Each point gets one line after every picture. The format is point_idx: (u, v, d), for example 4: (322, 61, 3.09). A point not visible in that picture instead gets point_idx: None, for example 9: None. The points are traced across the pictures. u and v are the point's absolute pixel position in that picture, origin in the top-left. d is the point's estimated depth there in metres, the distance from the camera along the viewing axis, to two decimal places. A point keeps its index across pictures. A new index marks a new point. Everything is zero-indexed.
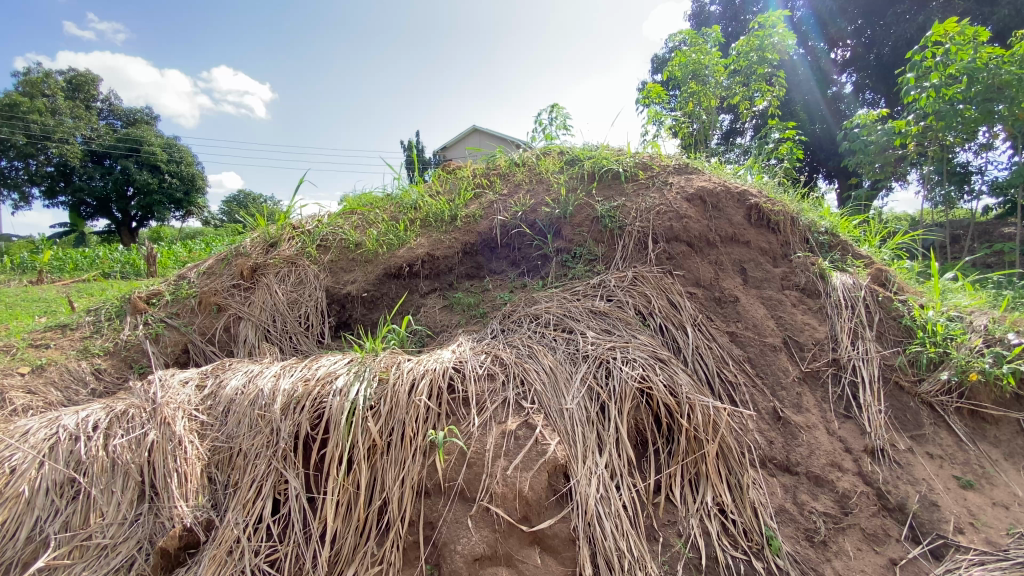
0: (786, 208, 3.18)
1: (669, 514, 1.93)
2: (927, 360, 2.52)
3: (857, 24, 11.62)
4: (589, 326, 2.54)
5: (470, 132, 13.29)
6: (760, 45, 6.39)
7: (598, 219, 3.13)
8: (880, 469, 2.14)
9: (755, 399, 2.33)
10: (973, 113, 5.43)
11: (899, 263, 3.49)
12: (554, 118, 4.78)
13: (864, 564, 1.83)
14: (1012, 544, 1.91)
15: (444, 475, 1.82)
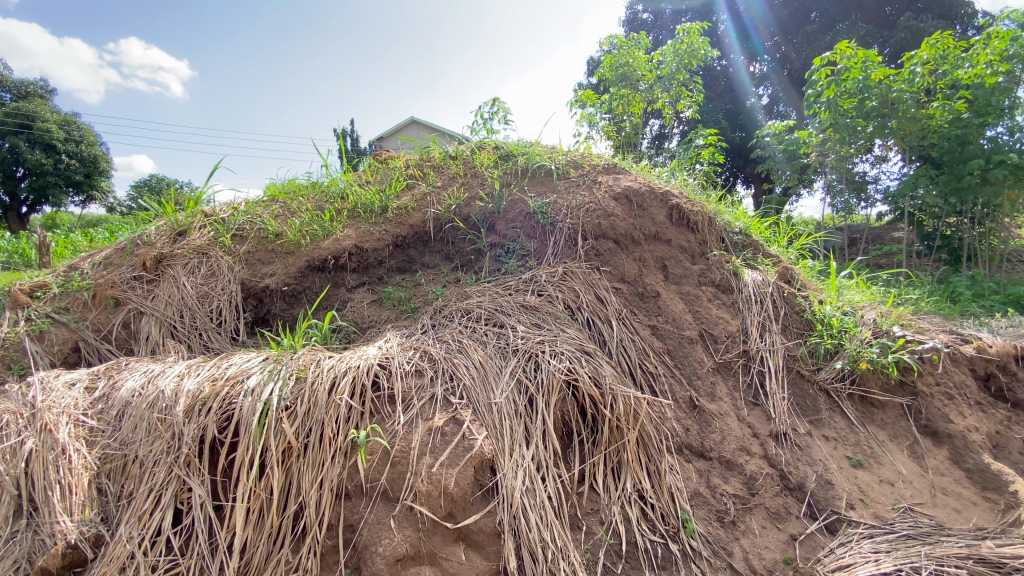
0: (705, 208, 3.35)
1: (593, 504, 1.98)
2: (825, 350, 2.75)
3: (773, 41, 12.49)
4: (519, 320, 2.55)
5: (408, 123, 12.94)
6: (684, 53, 6.70)
7: (531, 214, 3.14)
8: (783, 452, 2.31)
9: (674, 389, 2.44)
10: (868, 126, 6.00)
11: (803, 262, 3.79)
12: (495, 112, 4.76)
13: (769, 541, 1.97)
14: (895, 518, 2.13)
15: (366, 475, 1.75)
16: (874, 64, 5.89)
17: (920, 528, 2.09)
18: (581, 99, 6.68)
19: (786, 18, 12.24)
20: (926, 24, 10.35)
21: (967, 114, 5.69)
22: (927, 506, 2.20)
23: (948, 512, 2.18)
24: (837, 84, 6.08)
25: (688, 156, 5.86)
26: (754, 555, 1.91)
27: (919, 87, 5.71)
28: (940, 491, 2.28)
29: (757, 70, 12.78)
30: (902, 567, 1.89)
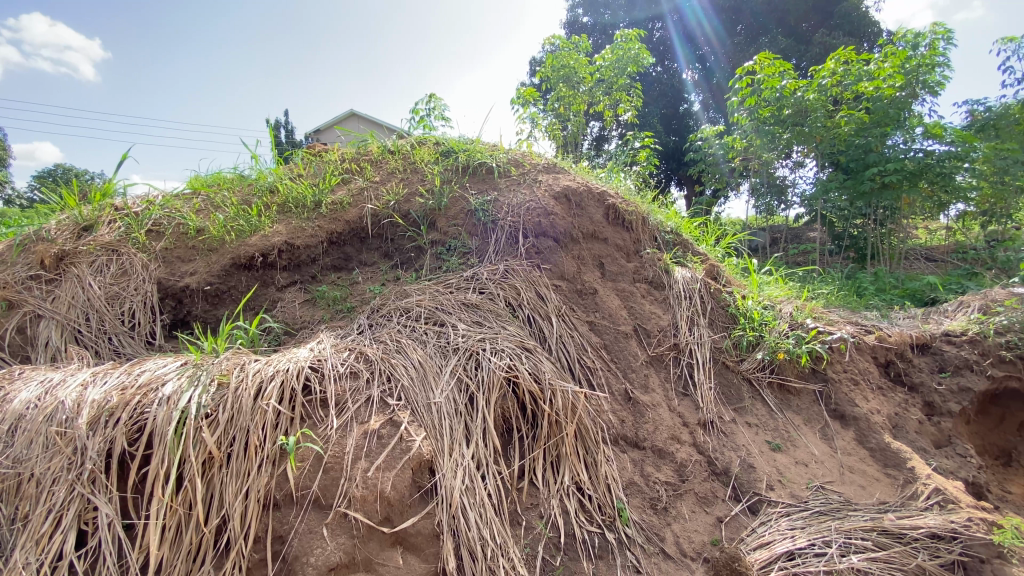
0: (639, 208, 3.47)
1: (533, 498, 2.01)
2: (747, 342, 2.92)
3: (703, 50, 13.11)
4: (460, 318, 2.53)
5: (346, 116, 12.45)
6: (622, 58, 6.87)
7: (472, 212, 3.13)
8: (710, 439, 2.44)
9: (610, 382, 2.51)
10: (784, 133, 6.57)
11: (728, 261, 4.02)
12: (432, 108, 4.69)
13: (697, 524, 2.09)
14: (809, 496, 2.31)
15: (296, 483, 1.67)
16: (788, 74, 6.44)
17: (831, 505, 2.28)
18: (523, 97, 6.71)
19: (716, 29, 12.88)
20: (836, 41, 11.27)
21: (869, 124, 6.25)
22: (837, 483, 2.40)
23: (854, 488, 2.39)
24: (758, 93, 6.65)
25: (626, 157, 6.05)
26: (684, 539, 2.02)
27: (826, 97, 6.28)
28: (848, 469, 2.49)
29: (689, 77, 13.35)
30: (814, 541, 2.07)
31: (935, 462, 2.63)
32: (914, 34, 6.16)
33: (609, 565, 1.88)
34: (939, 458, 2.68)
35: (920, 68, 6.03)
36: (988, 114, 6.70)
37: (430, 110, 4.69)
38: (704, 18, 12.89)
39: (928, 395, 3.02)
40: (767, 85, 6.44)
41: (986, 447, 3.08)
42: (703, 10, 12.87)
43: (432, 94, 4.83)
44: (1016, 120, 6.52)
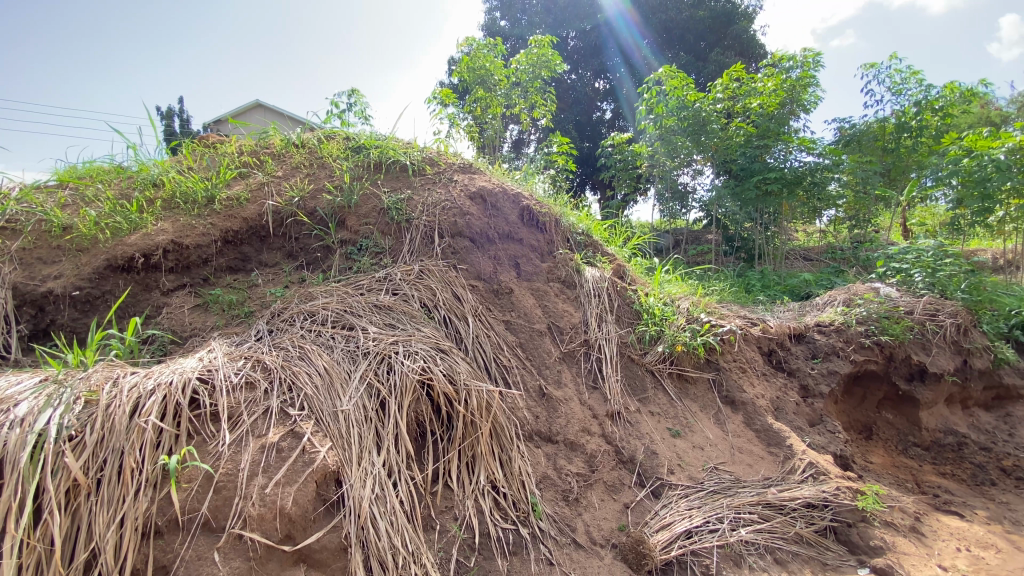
0: (552, 210, 3.52)
1: (447, 501, 1.98)
2: (649, 336, 3.07)
3: (613, 61, 13.51)
4: (371, 321, 2.43)
5: (251, 105, 11.57)
6: (536, 62, 6.98)
7: (385, 210, 3.03)
8: (618, 429, 2.56)
9: (524, 380, 2.55)
10: (686, 142, 7.11)
11: (635, 260, 4.26)
12: (352, 104, 4.52)
13: (606, 512, 2.19)
14: (705, 476, 2.50)
15: (182, 506, 1.53)
16: (688, 88, 7.01)
17: (723, 483, 2.49)
18: (440, 97, 6.61)
19: (628, 41, 13.37)
20: (729, 61, 12.37)
21: (755, 137, 6.91)
22: (729, 464, 2.62)
23: (743, 467, 2.63)
24: (662, 103, 7.05)
25: (542, 161, 6.16)
26: (594, 527, 2.11)
27: (719, 111, 6.99)
28: (738, 450, 2.73)
29: (601, 86, 13.82)
30: (709, 518, 2.25)
31: (809, 439, 2.95)
32: (788, 55, 6.84)
33: (523, 560, 1.92)
34: (813, 435, 3.02)
35: (796, 88, 6.76)
36: (853, 131, 7.70)
37: (350, 106, 4.52)
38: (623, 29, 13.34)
39: (804, 379, 3.38)
40: (671, 96, 6.92)
41: (850, 423, 3.55)
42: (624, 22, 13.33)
43: (353, 89, 4.67)
44: (875, 137, 7.57)
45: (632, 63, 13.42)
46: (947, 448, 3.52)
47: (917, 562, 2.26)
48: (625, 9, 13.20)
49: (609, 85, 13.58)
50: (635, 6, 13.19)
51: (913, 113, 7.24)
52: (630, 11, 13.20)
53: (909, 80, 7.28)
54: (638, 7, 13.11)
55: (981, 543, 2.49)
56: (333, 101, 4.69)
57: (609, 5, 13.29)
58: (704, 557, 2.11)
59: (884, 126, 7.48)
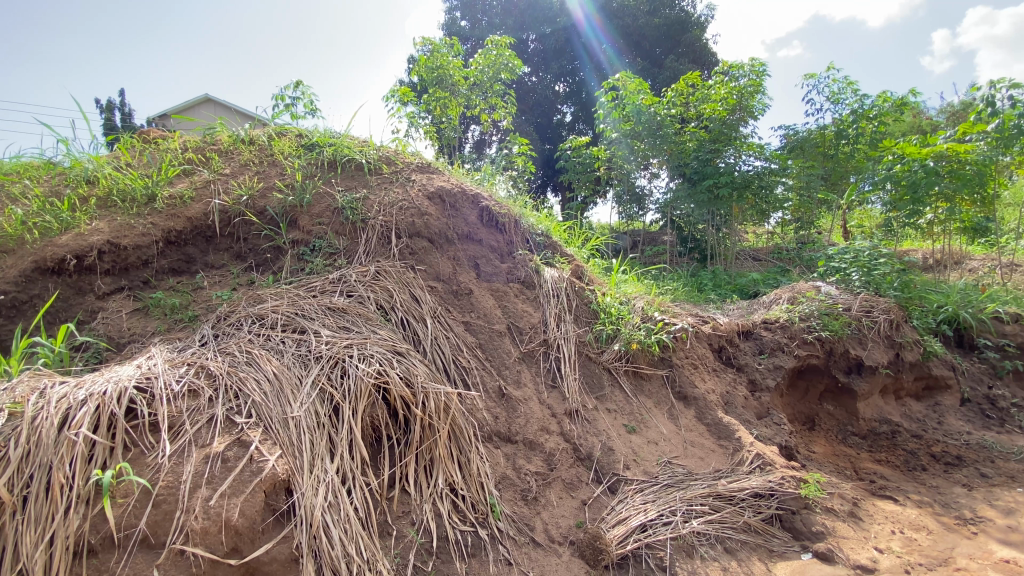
0: (511, 210, 3.52)
1: (404, 505, 1.95)
2: (606, 335, 3.12)
3: (573, 65, 13.60)
4: (325, 324, 2.37)
5: (201, 100, 11.03)
6: (495, 64, 6.97)
7: (339, 210, 2.95)
8: (576, 427, 2.59)
9: (484, 381, 2.55)
10: (642, 146, 7.39)
11: (593, 261, 4.32)
12: (299, 96, 4.41)
13: (564, 510, 2.22)
14: (659, 470, 2.57)
15: (118, 523, 1.46)
16: (644, 93, 7.25)
17: (677, 477, 2.56)
18: (399, 96, 6.51)
19: (595, 47, 13.46)
20: (684, 68, 12.76)
21: (707, 142, 7.17)
22: (682, 457, 2.70)
23: (695, 460, 2.71)
24: (619, 107, 7.27)
25: (500, 162, 6.09)
26: (552, 525, 2.13)
27: (672, 116, 7.26)
28: (690, 444, 2.81)
29: (561, 89, 13.92)
30: (663, 512, 2.32)
31: (757, 431, 3.08)
32: (736, 64, 7.09)
33: (481, 562, 1.91)
34: (760, 427, 3.15)
35: (744, 95, 6.94)
36: (797, 137, 8.10)
37: (297, 98, 4.42)
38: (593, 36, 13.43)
39: (751, 374, 3.53)
40: (629, 100, 7.13)
41: (794, 414, 3.73)
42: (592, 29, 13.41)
43: (300, 81, 4.56)
44: (816, 144, 7.99)
45: (596, 64, 13.51)
46: (882, 436, 3.71)
47: (855, 545, 2.38)
48: (592, 15, 13.20)
49: (569, 88, 13.72)
50: (601, 13, 13.26)
51: (850, 121, 7.66)
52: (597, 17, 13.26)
53: (846, 90, 7.71)
54: (601, 11, 13.22)
55: (914, 525, 2.62)
56: (278, 93, 4.56)
57: (578, 14, 13.23)
58: (658, 549, 2.17)
59: (824, 133, 7.91)
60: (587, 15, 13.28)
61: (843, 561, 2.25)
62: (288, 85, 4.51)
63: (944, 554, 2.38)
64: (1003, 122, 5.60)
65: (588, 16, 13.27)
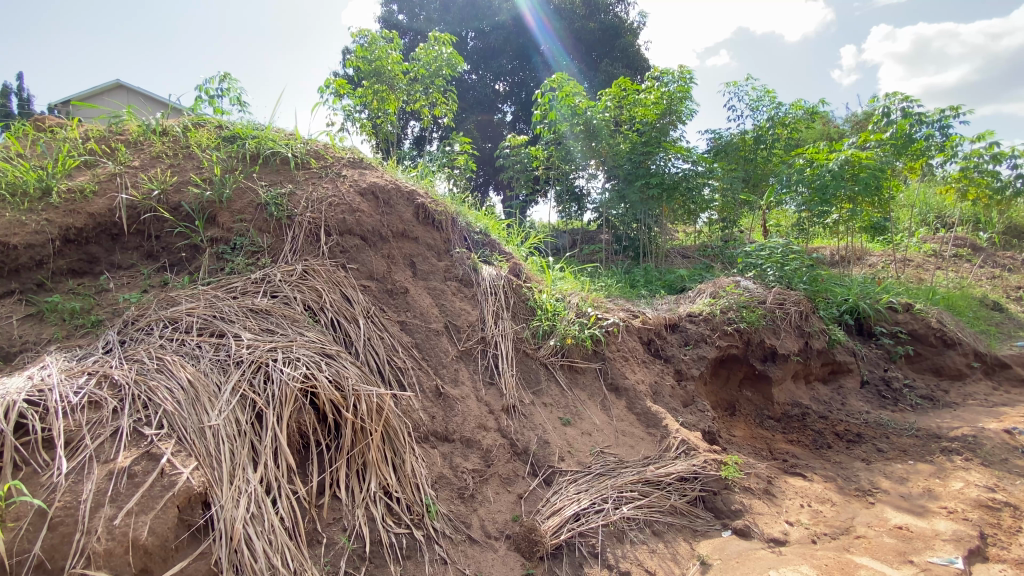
0: (448, 208, 3.47)
1: (335, 512, 1.89)
2: (542, 331, 3.17)
3: (512, 64, 13.68)
4: (246, 327, 2.24)
5: (112, 85, 10.13)
6: (436, 60, 6.85)
7: (263, 206, 2.80)
8: (512, 422, 2.62)
9: (419, 381, 2.52)
10: (579, 147, 7.59)
11: (532, 259, 4.35)
12: (224, 89, 4.16)
13: (499, 505, 2.25)
14: (592, 460, 2.65)
15: (8, 550, 1.36)
16: (581, 94, 7.40)
17: (609, 465, 2.66)
18: (334, 88, 6.26)
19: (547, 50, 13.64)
20: (619, 71, 13.15)
21: (640, 145, 7.44)
22: (614, 447, 2.80)
23: (626, 449, 2.82)
24: (557, 108, 7.45)
25: (437, 158, 5.97)
26: (488, 521, 2.15)
27: (608, 118, 7.48)
28: (622, 433, 2.92)
29: (500, 88, 13.89)
30: (595, 500, 2.40)
31: (683, 418, 3.25)
32: (666, 70, 7.40)
33: (416, 563, 1.89)
34: (686, 414, 3.32)
35: (675, 100, 7.28)
36: (721, 141, 8.60)
37: (222, 90, 4.15)
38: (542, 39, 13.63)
39: (678, 364, 3.71)
40: (566, 101, 7.29)
41: (717, 401, 3.97)
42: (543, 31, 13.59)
43: (227, 73, 4.31)
44: (737, 147, 8.50)
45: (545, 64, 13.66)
46: (794, 418, 4.03)
47: (769, 520, 2.57)
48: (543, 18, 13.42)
49: (509, 87, 13.78)
50: (550, 15, 13.45)
51: (767, 127, 8.30)
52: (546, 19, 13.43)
53: (764, 98, 8.27)
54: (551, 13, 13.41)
55: (820, 498, 2.86)
56: (203, 87, 4.30)
57: (529, 16, 13.43)
58: (590, 537, 2.24)
59: (744, 138, 8.44)
60: (536, 17, 13.43)
61: (759, 536, 2.43)
62: (214, 77, 4.25)
63: (845, 523, 2.62)
64: (897, 130, 6.30)
65: (537, 17, 13.44)
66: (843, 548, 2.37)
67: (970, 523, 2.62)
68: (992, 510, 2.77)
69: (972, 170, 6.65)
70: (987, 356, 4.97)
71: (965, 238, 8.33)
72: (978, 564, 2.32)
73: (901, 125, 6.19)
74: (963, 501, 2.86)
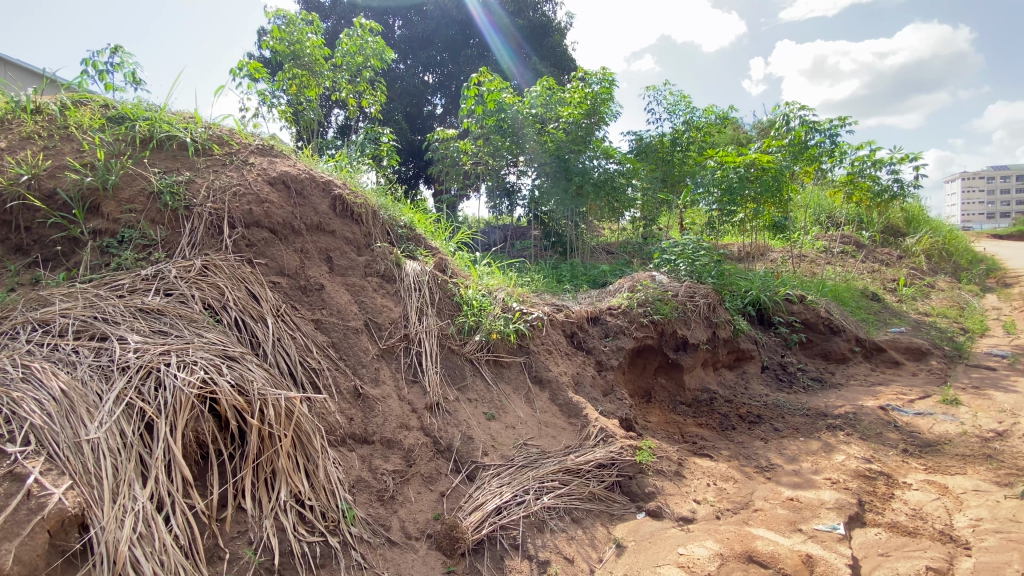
0: (368, 200, 3.33)
1: (239, 525, 1.77)
2: (468, 327, 3.15)
3: (441, 56, 13.47)
4: (135, 329, 2.04)
5: None
6: (360, 47, 6.51)
7: (156, 194, 2.55)
8: (436, 420, 2.59)
9: (336, 381, 2.42)
10: (508, 143, 7.58)
11: (459, 253, 4.29)
12: (117, 65, 3.76)
13: (421, 504, 2.22)
14: (515, 453, 2.69)
15: None
16: (507, 90, 7.45)
17: (531, 457, 2.70)
18: (247, 69, 5.80)
19: (497, 47, 13.43)
20: (547, 70, 13.34)
21: (567, 143, 7.58)
22: (537, 438, 2.85)
23: (548, 440, 2.87)
24: (483, 104, 7.43)
25: (360, 149, 5.72)
26: (409, 522, 2.12)
27: (535, 116, 7.58)
28: (544, 424, 2.97)
29: (429, 80, 13.58)
30: (517, 492, 2.43)
31: (602, 407, 3.37)
32: (590, 71, 7.62)
33: (331, 572, 1.82)
34: (606, 403, 3.45)
35: (599, 102, 7.52)
36: (642, 142, 8.98)
37: (115, 66, 3.76)
38: (492, 35, 13.42)
39: (599, 356, 3.84)
40: (493, 97, 7.28)
41: (634, 389, 4.17)
42: (492, 27, 13.39)
43: (119, 46, 3.90)
44: (656, 149, 8.92)
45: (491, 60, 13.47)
46: (703, 403, 4.32)
47: (679, 499, 2.73)
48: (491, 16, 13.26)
49: (438, 80, 13.55)
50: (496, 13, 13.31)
51: (682, 131, 8.79)
52: (494, 16, 13.27)
53: (680, 102, 8.72)
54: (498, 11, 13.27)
55: (725, 476, 3.09)
56: (91, 60, 3.87)
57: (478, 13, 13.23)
58: (511, 529, 2.27)
59: (663, 140, 8.88)
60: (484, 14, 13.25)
61: (669, 516, 2.58)
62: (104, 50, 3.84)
63: (745, 498, 2.85)
64: (795, 137, 6.90)
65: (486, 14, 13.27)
66: (743, 522, 2.58)
67: (851, 491, 2.95)
68: (867, 479, 3.13)
69: (856, 174, 7.44)
70: (866, 342, 5.59)
71: (850, 236, 9.30)
72: (856, 528, 2.62)
73: (798, 133, 6.81)
74: (844, 472, 3.21)
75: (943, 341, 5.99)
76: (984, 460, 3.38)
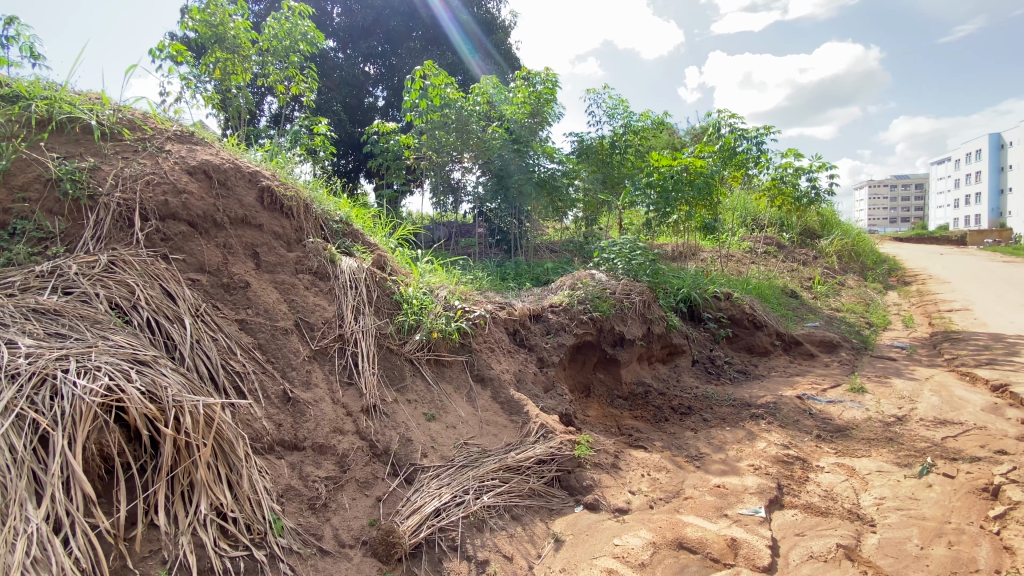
0: (300, 193, 3.16)
1: (151, 543, 1.63)
2: (408, 326, 3.07)
3: (382, 47, 13.10)
4: (27, 332, 1.83)
5: None
6: (292, 32, 6.13)
7: (54, 182, 2.31)
8: (372, 423, 2.51)
9: (262, 385, 2.29)
10: (451, 139, 7.44)
11: (399, 250, 4.18)
12: (13, 37, 3.37)
13: (355, 511, 2.14)
14: (455, 453, 2.66)
15: None
16: (450, 85, 7.29)
17: (471, 456, 2.68)
18: (165, 51, 5.32)
19: (457, 40, 13.13)
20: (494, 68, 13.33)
21: (511, 142, 7.55)
22: (477, 437, 2.83)
23: (489, 438, 2.86)
24: (426, 99, 7.24)
25: (293, 139, 5.41)
26: (343, 529, 2.04)
27: (479, 113, 7.49)
28: (485, 423, 2.96)
29: (370, 71, 13.15)
30: (456, 492, 2.41)
31: (542, 404, 3.41)
32: (533, 71, 7.67)
33: None
34: (546, 400, 3.50)
35: (541, 103, 7.56)
36: (583, 143, 9.17)
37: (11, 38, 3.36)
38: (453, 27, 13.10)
39: (540, 353, 3.88)
40: (436, 92, 7.12)
41: (574, 385, 4.25)
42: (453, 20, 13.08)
43: (15, 16, 3.49)
44: (596, 151, 9.15)
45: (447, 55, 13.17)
46: (639, 396, 4.47)
47: (615, 491, 2.81)
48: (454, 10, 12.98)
49: (377, 72, 13.17)
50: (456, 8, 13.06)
51: (621, 134, 9.04)
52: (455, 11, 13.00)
53: (619, 106, 8.99)
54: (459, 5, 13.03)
55: (658, 466, 3.22)
56: None
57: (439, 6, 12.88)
58: (450, 530, 2.24)
59: (602, 143, 9.13)
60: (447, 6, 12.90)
61: (606, 507, 2.65)
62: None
63: (677, 487, 2.98)
64: (724, 144, 7.31)
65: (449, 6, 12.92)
66: (674, 510, 2.69)
67: (771, 476, 3.15)
68: (785, 464, 3.37)
69: (778, 180, 7.98)
70: (785, 336, 6.01)
71: (773, 237, 9.98)
72: (775, 511, 2.80)
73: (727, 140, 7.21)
74: (765, 458, 3.43)
75: (851, 334, 6.57)
76: (886, 443, 3.73)
